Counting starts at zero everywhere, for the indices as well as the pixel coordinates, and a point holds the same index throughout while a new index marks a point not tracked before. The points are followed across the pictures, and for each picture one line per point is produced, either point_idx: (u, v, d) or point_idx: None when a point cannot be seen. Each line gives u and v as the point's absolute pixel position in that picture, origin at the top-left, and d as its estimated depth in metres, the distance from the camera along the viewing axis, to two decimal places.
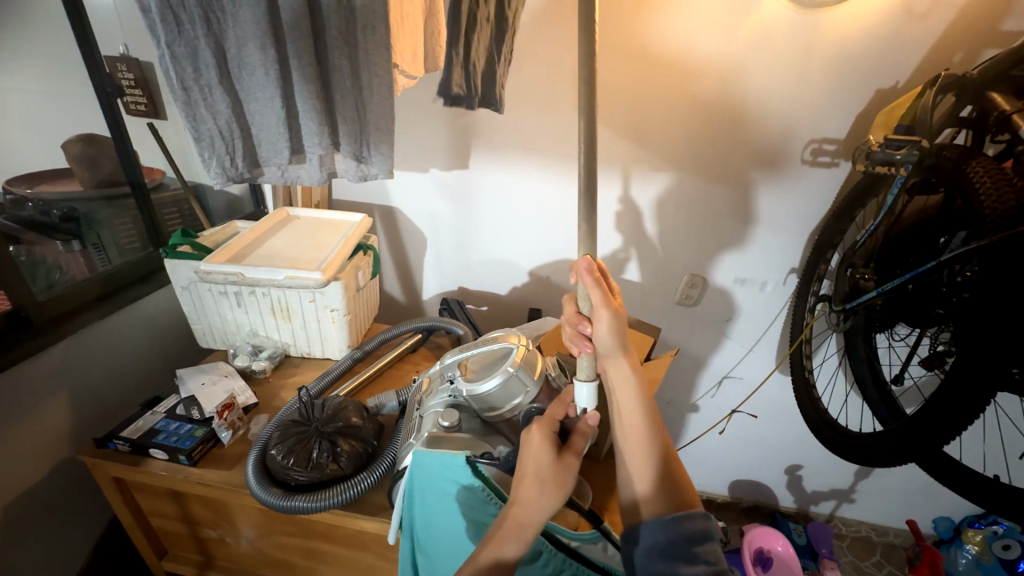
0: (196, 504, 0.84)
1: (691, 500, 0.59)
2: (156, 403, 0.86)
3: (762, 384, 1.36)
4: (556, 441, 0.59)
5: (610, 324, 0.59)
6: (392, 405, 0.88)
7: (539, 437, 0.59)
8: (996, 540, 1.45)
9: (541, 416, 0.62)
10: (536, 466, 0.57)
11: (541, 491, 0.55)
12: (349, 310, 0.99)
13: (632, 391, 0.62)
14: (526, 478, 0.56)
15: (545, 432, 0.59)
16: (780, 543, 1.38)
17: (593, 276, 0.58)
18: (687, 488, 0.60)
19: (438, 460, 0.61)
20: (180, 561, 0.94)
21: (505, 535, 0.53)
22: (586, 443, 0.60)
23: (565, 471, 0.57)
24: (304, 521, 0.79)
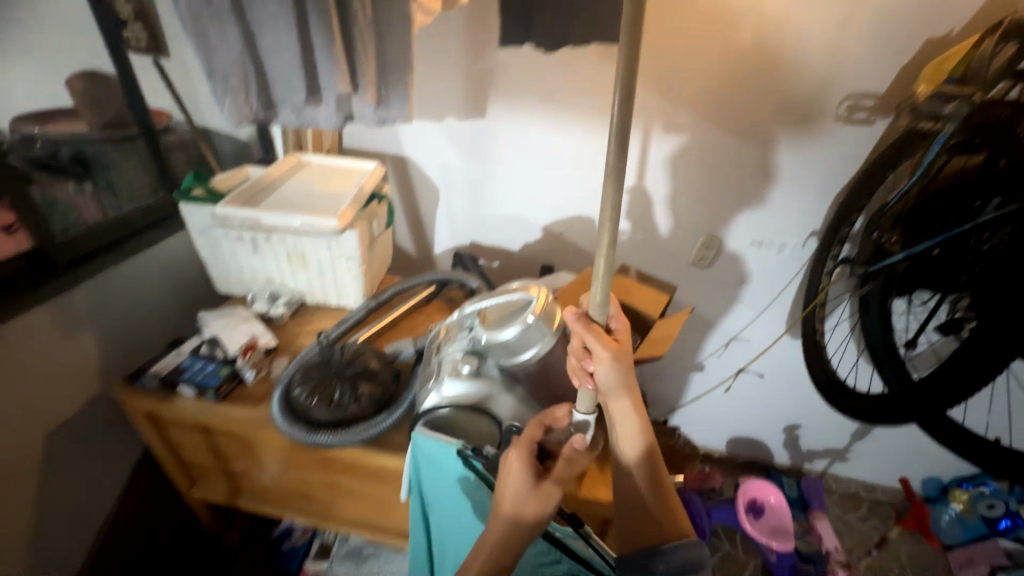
0: (223, 439, 0.88)
1: (684, 529, 0.61)
2: (180, 343, 0.89)
3: (771, 346, 1.37)
4: (536, 466, 0.59)
5: (609, 367, 0.58)
6: (408, 352, 0.90)
7: (519, 462, 0.58)
8: (982, 500, 1.51)
9: (520, 438, 0.61)
10: (513, 492, 0.56)
11: (519, 518, 0.55)
12: (364, 260, 0.99)
13: (632, 423, 0.63)
14: (504, 505, 0.56)
15: (523, 457, 0.58)
16: (774, 495, 1.45)
17: (585, 326, 0.58)
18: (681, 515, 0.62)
19: (434, 444, 0.64)
20: (207, 491, 1.00)
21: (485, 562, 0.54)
22: (569, 470, 0.59)
23: (541, 498, 0.56)
24: (326, 456, 0.84)
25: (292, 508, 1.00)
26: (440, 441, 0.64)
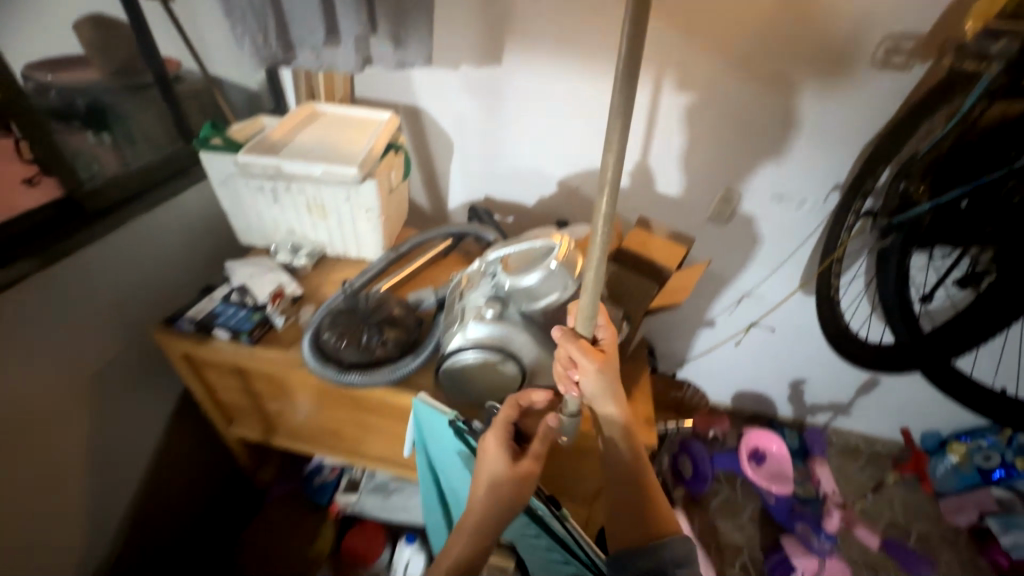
0: (258, 380, 0.94)
1: (661, 529, 0.65)
2: (211, 290, 0.92)
3: (782, 302, 1.38)
4: (512, 449, 0.67)
5: (594, 378, 0.63)
6: (430, 301, 0.92)
7: (494, 447, 0.66)
8: (979, 452, 1.57)
9: (498, 420, 0.70)
10: (490, 472, 0.65)
11: (496, 494, 0.64)
12: (383, 210, 1.00)
13: (616, 427, 0.68)
14: (482, 482, 0.66)
15: (500, 442, 0.67)
16: (776, 444, 1.49)
17: (571, 340, 0.62)
18: (662, 517, 0.66)
19: (433, 414, 0.74)
20: (245, 428, 1.08)
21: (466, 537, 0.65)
22: (541, 447, 0.69)
23: (515, 479, 0.65)
24: (355, 396, 0.89)
25: (323, 445, 1.07)
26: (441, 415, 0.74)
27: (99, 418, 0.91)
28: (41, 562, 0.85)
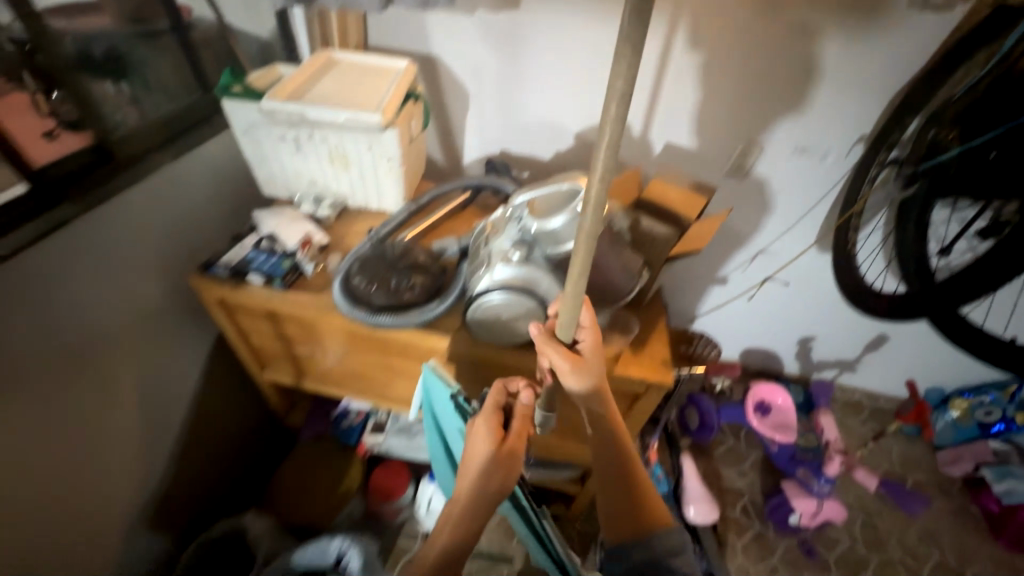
0: (290, 325, 0.98)
1: (647, 522, 0.72)
2: (242, 238, 0.95)
3: (793, 260, 1.38)
4: (497, 433, 0.68)
5: (573, 377, 0.65)
6: (453, 250, 0.95)
7: (482, 433, 0.68)
8: (979, 407, 1.61)
9: (484, 409, 0.71)
10: (476, 461, 0.67)
11: (482, 483, 0.66)
12: (404, 161, 1.00)
13: (600, 423, 0.72)
14: (468, 474, 0.67)
15: (485, 433, 0.67)
16: (781, 397, 1.53)
17: (548, 344, 0.65)
18: (649, 510, 0.73)
19: (439, 385, 0.80)
20: (278, 372, 1.14)
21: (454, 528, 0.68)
22: (525, 423, 0.71)
23: (500, 466, 0.67)
24: (383, 341, 0.94)
25: (351, 389, 1.13)
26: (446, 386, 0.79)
27: (142, 361, 0.95)
28: (105, 490, 0.92)
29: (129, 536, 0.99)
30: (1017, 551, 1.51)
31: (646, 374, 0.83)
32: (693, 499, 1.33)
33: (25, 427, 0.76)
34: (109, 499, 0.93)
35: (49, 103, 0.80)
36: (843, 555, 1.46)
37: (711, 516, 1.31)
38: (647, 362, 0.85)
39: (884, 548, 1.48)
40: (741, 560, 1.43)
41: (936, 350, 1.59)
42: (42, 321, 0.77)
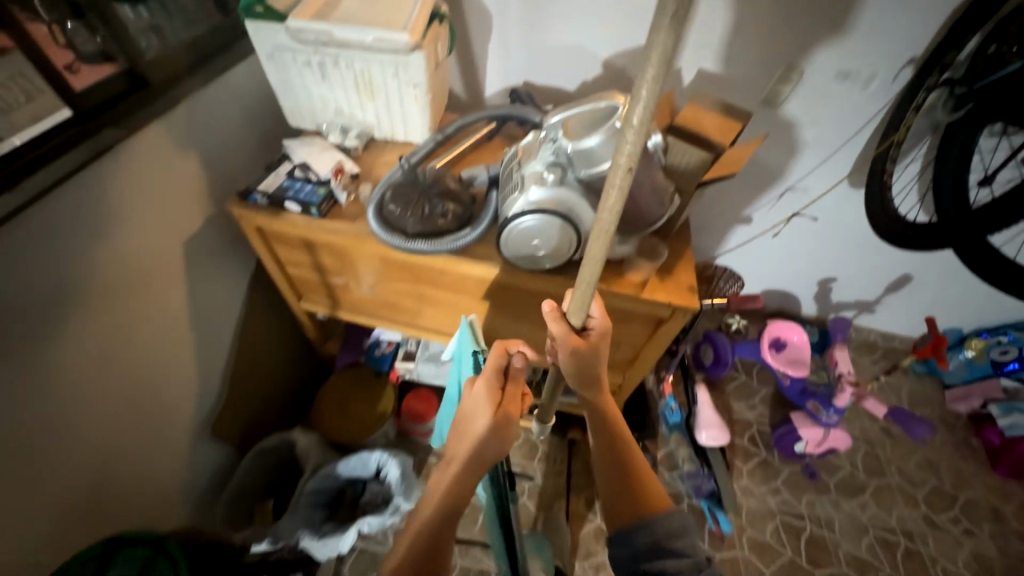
0: (324, 254, 1.02)
1: (646, 505, 0.72)
2: (276, 167, 0.97)
3: (822, 197, 1.35)
4: (495, 395, 0.72)
5: (572, 361, 0.67)
6: (483, 178, 0.96)
7: (481, 394, 0.72)
8: (996, 346, 1.62)
9: (484, 371, 0.74)
10: (475, 424, 0.71)
11: (481, 446, 0.70)
12: (430, 87, 0.98)
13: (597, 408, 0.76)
14: (465, 435, 0.71)
15: (485, 389, 0.72)
16: (797, 333, 1.53)
17: (557, 322, 0.65)
18: (650, 493, 0.73)
19: (468, 338, 0.88)
20: (313, 302, 1.20)
21: (450, 485, 0.70)
22: (518, 389, 0.74)
23: (500, 427, 0.70)
24: (416, 269, 0.98)
25: (384, 318, 1.19)
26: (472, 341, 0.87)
27: (189, 285, 1.00)
28: (170, 402, 1.00)
29: (195, 442, 1.09)
30: (1012, 479, 1.58)
31: (670, 299, 0.85)
32: (704, 423, 1.38)
33: (96, 340, 0.82)
34: (174, 410, 1.01)
35: (65, 34, 0.79)
36: (843, 479, 1.55)
37: (722, 438, 1.36)
38: (672, 288, 0.87)
39: (883, 474, 1.57)
40: (746, 481, 1.53)
41: (959, 289, 1.59)
42: (99, 242, 0.80)
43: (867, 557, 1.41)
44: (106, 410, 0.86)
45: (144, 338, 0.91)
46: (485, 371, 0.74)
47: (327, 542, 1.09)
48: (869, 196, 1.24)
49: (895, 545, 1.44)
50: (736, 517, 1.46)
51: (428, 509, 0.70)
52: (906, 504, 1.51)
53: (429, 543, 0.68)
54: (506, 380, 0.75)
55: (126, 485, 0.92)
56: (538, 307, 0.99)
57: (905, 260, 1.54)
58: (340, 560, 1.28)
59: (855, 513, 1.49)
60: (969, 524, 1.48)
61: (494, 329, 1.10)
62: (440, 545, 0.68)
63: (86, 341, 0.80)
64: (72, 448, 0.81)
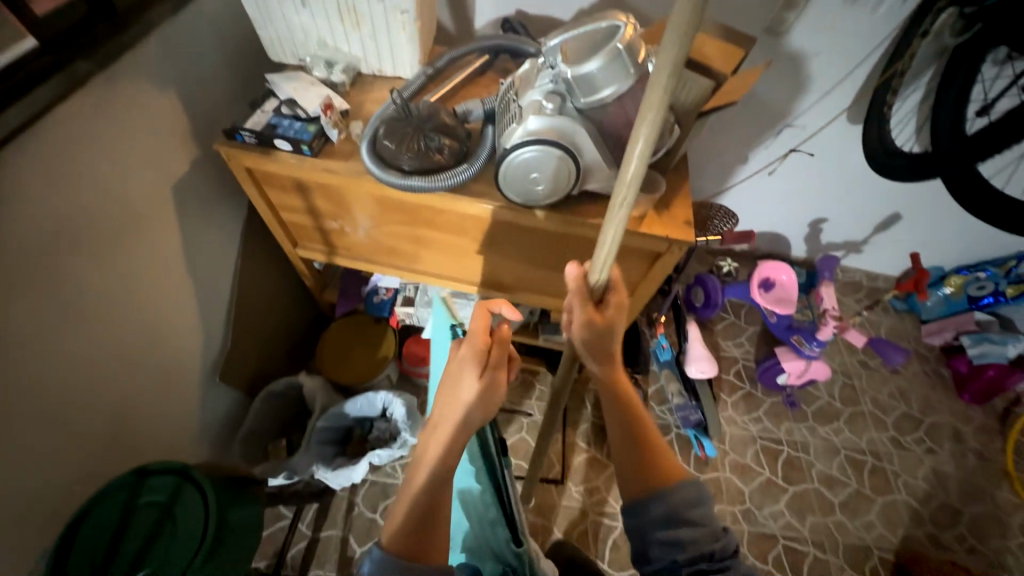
0: (318, 197, 1.00)
1: (659, 476, 0.69)
2: (261, 104, 0.93)
3: (819, 132, 1.34)
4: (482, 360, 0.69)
5: (584, 332, 0.64)
6: (478, 113, 0.93)
7: (468, 357, 0.69)
8: (973, 283, 1.70)
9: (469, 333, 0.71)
10: (462, 389, 0.68)
11: (470, 410, 0.67)
12: (419, 14, 0.92)
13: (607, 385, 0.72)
14: (450, 400, 0.68)
15: (470, 351, 0.69)
16: (785, 273, 1.55)
17: (579, 290, 0.61)
18: (662, 468, 0.70)
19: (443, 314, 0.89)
20: (310, 249, 1.19)
21: (439, 451, 0.65)
22: (502, 352, 0.70)
23: (486, 389, 0.68)
24: (414, 210, 0.97)
25: (382, 263, 1.19)
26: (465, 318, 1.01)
27: (182, 230, 0.98)
28: (177, 346, 1.02)
29: (205, 387, 1.12)
30: (974, 403, 1.70)
31: (668, 233, 0.86)
32: (695, 359, 1.44)
33: (98, 283, 0.82)
34: (183, 354, 1.03)
35: None
36: (820, 408, 1.66)
37: (711, 371, 1.43)
38: (669, 223, 0.88)
39: (858, 402, 1.68)
40: (730, 412, 1.63)
41: (944, 226, 1.64)
42: (87, 182, 0.78)
43: (837, 475, 1.54)
44: (117, 353, 0.87)
45: (144, 283, 0.91)
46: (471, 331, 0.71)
47: (340, 473, 1.17)
48: (869, 130, 1.22)
49: (863, 464, 1.56)
50: (720, 444, 1.56)
51: (416, 484, 0.64)
52: (876, 428, 1.64)
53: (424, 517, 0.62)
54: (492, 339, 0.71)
55: (145, 424, 0.95)
56: (536, 245, 1.00)
57: (895, 198, 1.57)
58: (352, 492, 1.36)
59: (829, 437, 1.61)
60: (931, 444, 1.61)
61: (492, 270, 1.12)
62: (435, 519, 0.63)
63: (88, 285, 0.80)
64: (89, 389, 0.83)
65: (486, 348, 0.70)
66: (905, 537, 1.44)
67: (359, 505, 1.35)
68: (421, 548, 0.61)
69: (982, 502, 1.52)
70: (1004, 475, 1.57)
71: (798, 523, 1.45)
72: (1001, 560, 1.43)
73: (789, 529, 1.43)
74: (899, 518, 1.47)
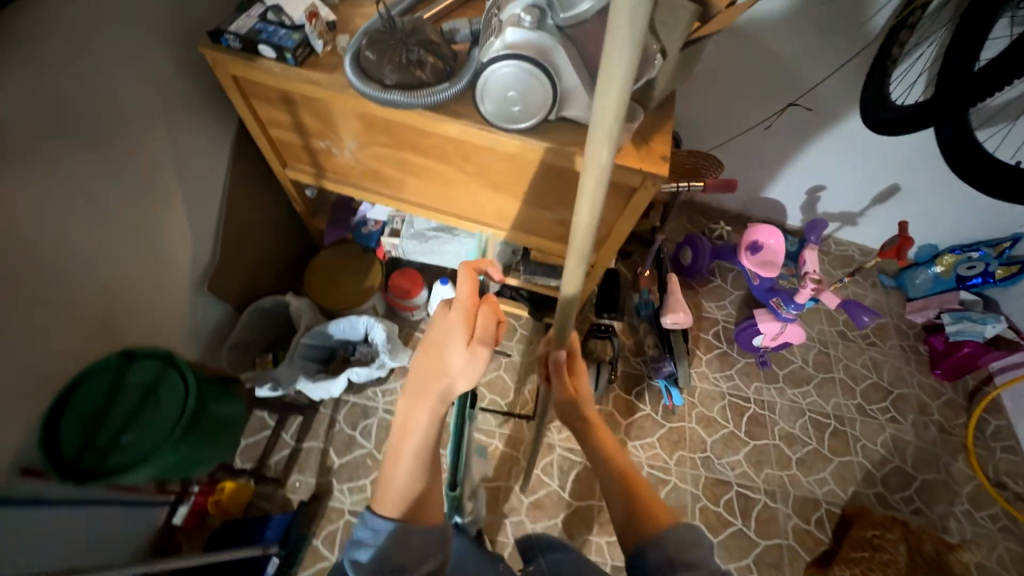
0: (304, 112, 1.01)
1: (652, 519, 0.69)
2: (248, 9, 0.92)
3: (819, 85, 1.35)
4: (471, 331, 0.67)
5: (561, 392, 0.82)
6: (465, 33, 0.92)
7: (456, 323, 0.67)
8: (964, 262, 1.69)
9: (457, 299, 0.68)
10: (451, 355, 0.66)
11: (464, 371, 0.66)
12: None
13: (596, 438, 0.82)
14: (440, 365, 0.66)
15: (461, 315, 0.67)
16: (774, 238, 1.58)
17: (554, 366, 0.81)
18: (655, 511, 0.71)
19: None
20: (298, 171, 1.21)
21: (431, 409, 0.67)
22: (492, 315, 0.69)
23: (475, 356, 0.66)
24: (398, 131, 0.98)
25: (368, 189, 1.21)
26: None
27: (168, 135, 1.00)
28: (164, 250, 1.06)
29: (193, 295, 1.17)
30: (945, 379, 1.73)
31: (642, 166, 0.87)
32: (670, 308, 1.42)
33: (81, 172, 0.84)
34: (170, 259, 1.08)
35: None
36: (793, 371, 1.70)
37: (686, 320, 1.40)
38: (645, 157, 0.88)
39: (830, 369, 1.72)
40: (703, 368, 1.68)
41: (943, 202, 1.62)
42: (70, 70, 0.79)
43: (799, 434, 1.60)
44: (102, 244, 0.91)
45: (129, 181, 0.94)
46: (458, 298, 0.68)
47: (320, 385, 1.25)
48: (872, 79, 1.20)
49: (826, 426, 1.62)
50: (688, 396, 1.63)
51: (409, 451, 0.67)
52: (844, 394, 1.68)
53: (421, 488, 0.67)
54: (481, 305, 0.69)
55: (134, 318, 1.01)
56: (516, 178, 1.01)
57: (896, 168, 1.54)
58: (334, 410, 1.45)
59: (797, 399, 1.66)
60: (895, 413, 1.66)
61: (475, 202, 1.14)
62: (430, 484, 0.69)
63: (73, 173, 0.83)
64: (75, 275, 0.87)
65: (475, 316, 0.68)
66: (854, 494, 1.51)
67: (340, 422, 1.44)
68: (415, 510, 0.67)
69: (936, 471, 1.58)
70: (962, 448, 1.62)
71: (753, 474, 1.52)
72: (944, 524, 1.49)
73: (744, 478, 1.51)
74: (851, 476, 1.54)
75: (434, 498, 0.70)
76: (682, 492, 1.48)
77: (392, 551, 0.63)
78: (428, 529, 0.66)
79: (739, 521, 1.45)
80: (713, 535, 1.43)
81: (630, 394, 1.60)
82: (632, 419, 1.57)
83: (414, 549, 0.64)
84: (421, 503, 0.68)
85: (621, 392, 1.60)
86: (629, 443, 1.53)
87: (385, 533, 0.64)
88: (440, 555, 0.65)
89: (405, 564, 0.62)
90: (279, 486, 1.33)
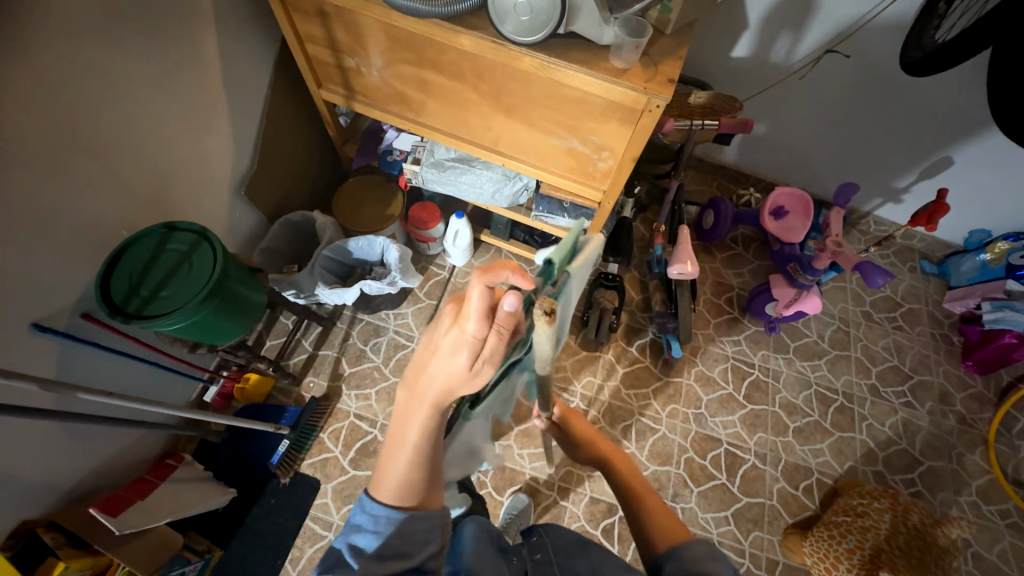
0: (336, 25, 1.08)
1: (679, 534, 0.74)
2: None
3: (860, 34, 1.29)
4: (475, 355, 0.56)
5: (559, 436, 1.02)
6: None
7: (463, 345, 0.55)
8: (1017, 251, 1.53)
9: (467, 336, 0.54)
10: (450, 378, 0.58)
11: (468, 387, 0.59)
12: None
13: (617, 474, 0.91)
14: (440, 389, 0.59)
15: (471, 352, 0.55)
16: (800, 201, 1.58)
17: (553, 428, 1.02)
18: (676, 526, 0.76)
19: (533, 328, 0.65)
20: (331, 92, 1.30)
21: (429, 412, 0.61)
22: (505, 339, 0.55)
23: (478, 375, 0.58)
24: (418, 46, 1.04)
25: (392, 113, 1.28)
26: (563, 253, 0.64)
27: (218, 42, 1.10)
28: (209, 150, 1.18)
29: (233, 197, 1.31)
30: (976, 373, 1.63)
31: (647, 86, 0.88)
32: (678, 257, 1.42)
33: (140, 63, 0.96)
34: (214, 160, 1.21)
35: None
36: (805, 345, 1.66)
37: (691, 270, 1.40)
38: (652, 77, 0.89)
39: (847, 347, 1.66)
40: (711, 331, 1.67)
41: (999, 181, 1.48)
42: None
43: (801, 405, 1.57)
44: (155, 134, 1.04)
45: (182, 78, 1.05)
46: (466, 318, 0.53)
47: (335, 292, 1.34)
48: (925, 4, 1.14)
49: (832, 401, 1.58)
50: (691, 355, 1.63)
51: (408, 438, 0.63)
52: (858, 373, 1.63)
53: (424, 479, 0.64)
54: (493, 329, 0.54)
55: (178, 206, 1.15)
56: (526, 101, 1.05)
57: (947, 136, 1.43)
58: (349, 326, 1.57)
59: (805, 372, 1.62)
60: (912, 399, 1.59)
61: (489, 129, 1.18)
62: (433, 472, 0.66)
63: (135, 63, 0.95)
64: (131, 157, 1.00)
65: (482, 339, 0.54)
66: (850, 469, 1.49)
67: (353, 337, 1.56)
68: (419, 499, 0.65)
69: (946, 459, 1.51)
70: (982, 442, 1.54)
71: (745, 436, 1.52)
72: (945, 510, 1.45)
73: (735, 438, 1.52)
74: (850, 452, 1.51)
75: (437, 481, 0.67)
76: (670, 442, 1.51)
77: (394, 539, 0.62)
78: (428, 516, 0.65)
79: (723, 476, 1.47)
80: (695, 485, 1.46)
81: (632, 347, 1.62)
82: (630, 369, 1.59)
83: (413, 534, 0.63)
84: (422, 489, 0.64)
85: (623, 344, 1.63)
86: (623, 390, 1.57)
87: (387, 520, 0.63)
88: (441, 539, 0.64)
89: (405, 550, 0.61)
90: (296, 384, 1.47)
